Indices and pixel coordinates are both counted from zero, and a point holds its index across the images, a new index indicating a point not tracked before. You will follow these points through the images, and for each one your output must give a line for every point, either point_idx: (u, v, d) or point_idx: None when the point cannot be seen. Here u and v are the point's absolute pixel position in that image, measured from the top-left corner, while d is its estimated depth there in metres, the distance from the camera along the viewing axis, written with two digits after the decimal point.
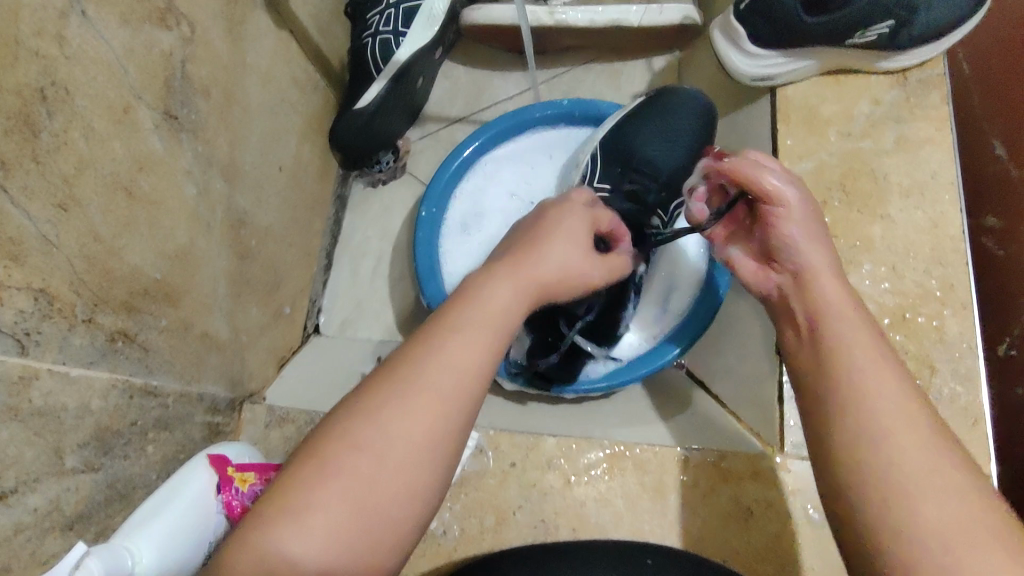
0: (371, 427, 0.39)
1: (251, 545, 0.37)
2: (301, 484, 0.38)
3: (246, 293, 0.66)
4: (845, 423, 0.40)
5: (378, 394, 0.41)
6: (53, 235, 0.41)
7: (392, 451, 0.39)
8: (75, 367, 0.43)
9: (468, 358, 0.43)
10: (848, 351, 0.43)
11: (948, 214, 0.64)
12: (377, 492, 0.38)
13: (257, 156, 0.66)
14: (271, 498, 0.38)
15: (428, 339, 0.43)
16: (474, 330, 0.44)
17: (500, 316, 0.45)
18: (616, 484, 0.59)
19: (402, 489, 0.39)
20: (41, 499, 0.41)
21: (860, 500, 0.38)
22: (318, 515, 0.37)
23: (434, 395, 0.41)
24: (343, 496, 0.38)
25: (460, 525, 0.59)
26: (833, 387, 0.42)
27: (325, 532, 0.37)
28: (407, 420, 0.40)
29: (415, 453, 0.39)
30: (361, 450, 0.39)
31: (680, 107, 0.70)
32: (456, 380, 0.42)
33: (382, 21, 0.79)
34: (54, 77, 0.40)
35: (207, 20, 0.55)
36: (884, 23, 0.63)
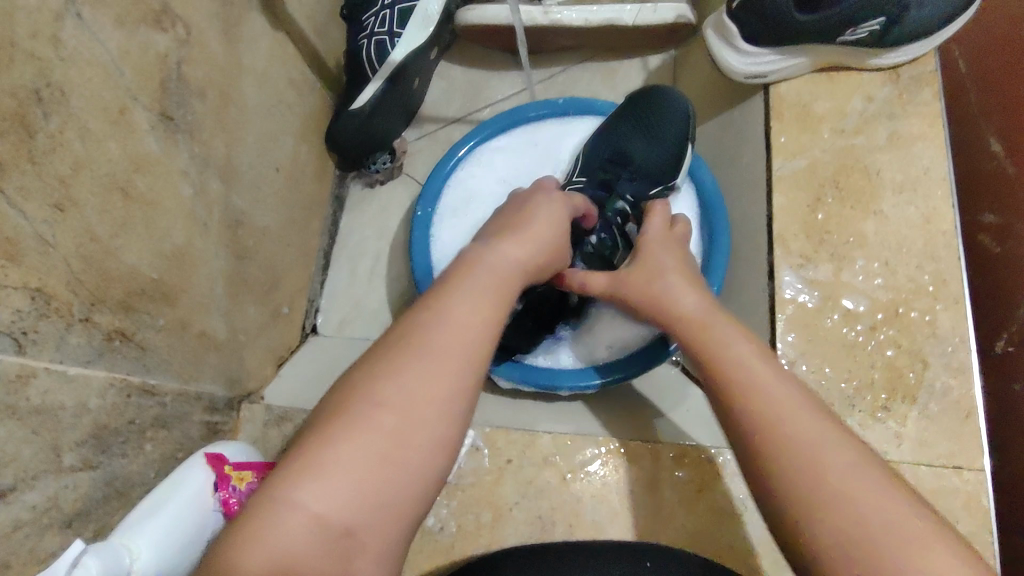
0: (387, 383, 0.40)
1: (273, 507, 0.36)
2: (318, 443, 0.37)
3: (245, 293, 0.67)
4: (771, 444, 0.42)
5: (389, 356, 0.41)
6: (49, 236, 0.41)
7: (407, 408, 0.39)
8: (73, 365, 0.44)
9: (475, 318, 0.43)
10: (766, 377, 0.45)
11: (940, 209, 0.64)
12: (396, 450, 0.38)
13: (253, 157, 0.67)
14: (292, 456, 0.38)
15: (432, 301, 0.44)
16: (474, 289, 0.45)
17: (501, 279, 0.47)
18: (611, 480, 0.60)
19: (418, 440, 0.39)
20: (39, 496, 0.41)
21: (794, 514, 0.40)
22: (339, 472, 0.37)
23: (443, 352, 0.41)
24: (363, 453, 0.37)
25: (456, 521, 0.59)
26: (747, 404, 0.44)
27: (347, 485, 0.37)
28: (418, 377, 0.40)
29: (429, 410, 0.40)
30: (374, 411, 0.39)
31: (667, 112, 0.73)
32: (464, 335, 0.42)
33: (377, 22, 0.80)
34: (49, 79, 0.40)
35: (202, 21, 0.56)
36: (874, 20, 0.63)
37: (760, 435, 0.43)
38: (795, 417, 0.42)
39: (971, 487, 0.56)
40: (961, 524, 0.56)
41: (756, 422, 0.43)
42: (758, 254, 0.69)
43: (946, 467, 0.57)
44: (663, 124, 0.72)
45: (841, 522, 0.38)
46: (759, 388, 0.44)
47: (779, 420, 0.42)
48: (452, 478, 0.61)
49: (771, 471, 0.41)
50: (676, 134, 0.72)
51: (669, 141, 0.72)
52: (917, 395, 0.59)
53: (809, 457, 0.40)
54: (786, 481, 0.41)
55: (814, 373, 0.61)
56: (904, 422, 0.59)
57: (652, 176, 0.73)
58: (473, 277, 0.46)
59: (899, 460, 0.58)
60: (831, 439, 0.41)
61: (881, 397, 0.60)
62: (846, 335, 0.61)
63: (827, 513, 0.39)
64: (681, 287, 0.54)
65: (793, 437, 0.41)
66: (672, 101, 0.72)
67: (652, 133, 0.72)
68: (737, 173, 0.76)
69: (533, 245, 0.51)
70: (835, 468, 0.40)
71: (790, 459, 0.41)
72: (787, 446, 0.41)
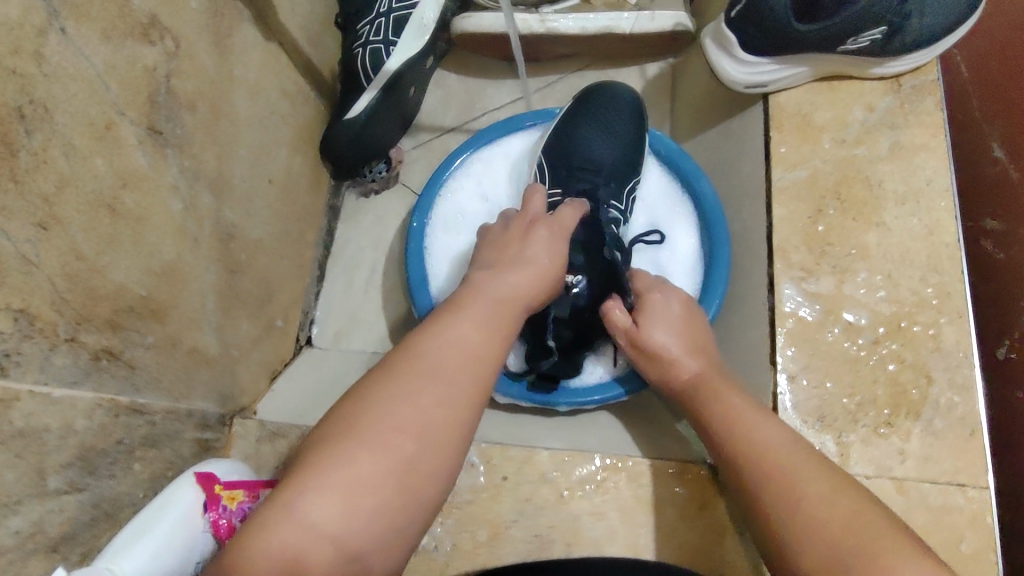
0: (401, 407, 0.43)
1: (282, 517, 0.38)
2: (328, 457, 0.41)
3: (238, 307, 0.66)
4: (768, 481, 0.47)
5: (393, 377, 0.44)
6: (33, 255, 0.40)
7: (410, 426, 0.42)
8: (58, 387, 0.43)
9: (472, 344, 0.47)
10: (756, 418, 0.51)
11: (943, 221, 0.63)
12: (401, 465, 0.41)
13: (246, 170, 0.66)
14: (307, 467, 0.41)
15: (433, 327, 0.48)
16: (472, 315, 0.49)
17: (500, 306, 0.50)
18: (609, 497, 0.59)
19: (427, 467, 0.42)
20: (24, 521, 0.40)
21: (792, 539, 0.43)
22: (347, 484, 0.40)
23: (443, 375, 0.45)
24: (369, 467, 0.41)
25: (452, 540, 0.58)
26: (742, 447, 0.50)
27: (359, 504, 0.40)
28: (419, 398, 0.43)
29: (436, 438, 0.43)
30: (378, 430, 0.42)
31: (614, 105, 0.77)
32: (464, 360, 0.46)
33: (372, 31, 0.80)
34: (32, 95, 0.40)
35: (192, 34, 0.55)
36: (876, 29, 0.62)
37: (752, 482, 0.48)
38: (782, 457, 0.48)
39: (976, 504, 0.55)
40: (967, 542, 0.55)
41: (748, 469, 0.49)
42: (760, 266, 0.68)
43: (950, 484, 0.56)
44: (619, 116, 0.76)
45: (826, 535, 0.42)
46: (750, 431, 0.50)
47: (767, 458, 0.48)
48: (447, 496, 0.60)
49: (761, 511, 0.46)
50: (631, 122, 0.76)
51: (627, 128, 0.76)
52: (920, 411, 0.58)
53: (784, 491, 0.46)
54: (782, 515, 0.45)
55: (816, 387, 0.60)
56: (907, 439, 0.58)
57: (626, 166, 0.75)
58: (471, 305, 0.49)
59: (902, 476, 0.56)
60: (802, 474, 0.46)
61: (884, 412, 0.58)
62: (848, 350, 0.60)
63: (795, 540, 0.43)
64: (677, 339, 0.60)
65: (774, 475, 0.47)
66: (615, 94, 0.78)
67: (610, 125, 0.75)
68: (737, 184, 0.75)
69: (529, 276, 0.52)
70: (806, 497, 0.44)
71: (785, 489, 0.46)
72: (770, 487, 0.46)
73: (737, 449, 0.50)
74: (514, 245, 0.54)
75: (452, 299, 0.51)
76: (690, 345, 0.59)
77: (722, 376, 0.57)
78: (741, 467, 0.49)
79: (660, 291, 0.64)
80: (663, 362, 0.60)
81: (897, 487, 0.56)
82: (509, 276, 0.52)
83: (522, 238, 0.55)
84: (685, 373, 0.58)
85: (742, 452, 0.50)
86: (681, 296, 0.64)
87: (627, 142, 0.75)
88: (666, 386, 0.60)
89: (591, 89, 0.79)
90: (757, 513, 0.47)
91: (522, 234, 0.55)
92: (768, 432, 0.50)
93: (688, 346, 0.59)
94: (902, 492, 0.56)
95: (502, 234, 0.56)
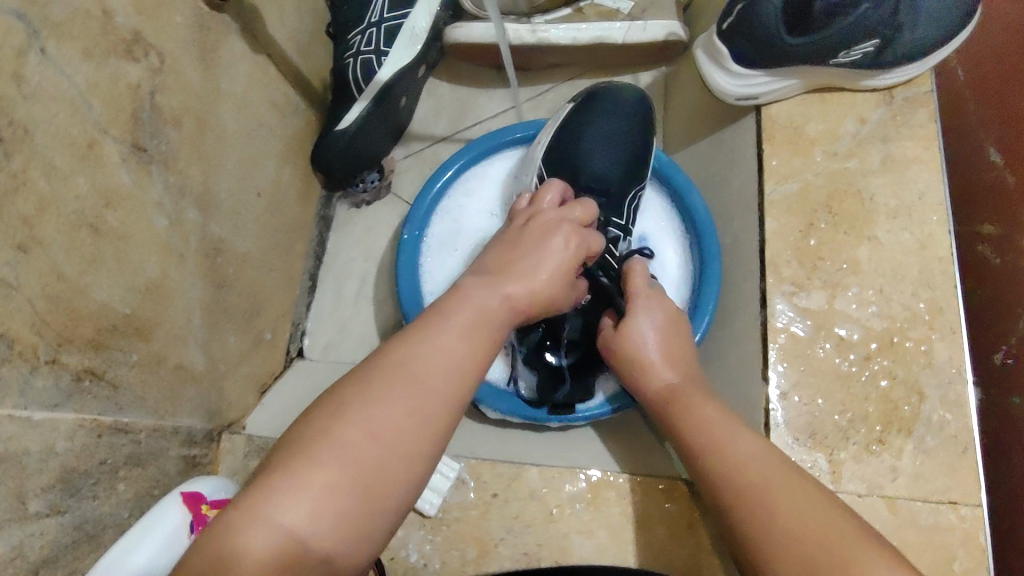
0: (375, 408, 0.40)
1: (245, 522, 0.36)
2: (296, 459, 0.38)
3: (225, 321, 0.65)
4: (746, 490, 0.45)
5: (372, 380, 0.41)
6: (12, 278, 0.40)
7: (385, 430, 0.39)
8: (39, 410, 0.42)
9: (458, 349, 0.44)
10: (728, 424, 0.50)
11: (936, 235, 0.63)
12: (373, 471, 0.38)
13: (234, 183, 0.65)
14: (272, 468, 0.38)
15: (419, 329, 0.45)
16: (460, 317, 0.45)
17: (493, 310, 0.47)
18: (598, 515, 0.59)
19: (399, 472, 0.39)
20: (4, 546, 0.40)
21: (770, 549, 0.42)
22: (314, 488, 0.37)
23: (424, 379, 0.42)
24: (338, 472, 0.38)
25: (440, 558, 0.58)
26: (717, 456, 0.48)
27: (325, 509, 0.37)
28: (396, 401, 0.40)
29: (409, 442, 0.40)
30: (352, 433, 0.39)
31: (614, 110, 0.76)
32: (448, 366, 0.43)
33: (363, 41, 0.79)
34: (11, 117, 0.39)
35: (177, 48, 0.55)
36: (870, 42, 0.61)
37: (729, 491, 0.47)
38: (756, 469, 0.46)
39: (969, 523, 0.55)
40: (959, 561, 0.55)
41: (724, 484, 0.47)
42: (751, 279, 0.67)
43: (943, 502, 0.56)
44: (613, 120, 0.75)
45: (807, 542, 0.40)
46: (725, 439, 0.49)
47: (741, 467, 0.47)
48: (436, 512, 0.59)
49: (738, 526, 0.45)
50: (636, 131, 0.76)
51: (622, 130, 0.75)
52: (913, 427, 0.58)
53: (761, 505, 0.44)
54: (761, 527, 0.43)
55: (806, 404, 0.59)
56: (899, 456, 0.57)
57: (630, 175, 0.74)
58: (459, 307, 0.46)
59: (894, 494, 0.56)
60: (780, 482, 0.44)
61: (876, 428, 0.58)
62: (839, 366, 0.60)
63: (771, 554, 0.42)
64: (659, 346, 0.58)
65: (749, 488, 0.45)
66: (616, 99, 0.78)
67: (614, 135, 0.74)
68: (726, 196, 0.75)
69: (534, 282, 0.50)
70: (785, 505, 0.43)
71: (764, 497, 0.44)
72: (748, 496, 0.45)
73: (713, 457, 0.49)
74: (515, 251, 0.52)
75: (442, 299, 0.48)
76: (669, 355, 0.58)
77: (697, 388, 0.55)
78: (717, 477, 0.48)
79: (645, 297, 0.60)
80: (637, 370, 0.58)
81: (888, 505, 0.56)
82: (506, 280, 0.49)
83: (536, 243, 0.53)
84: (659, 382, 0.56)
85: (717, 465, 0.48)
86: (665, 307, 0.60)
87: (631, 151, 0.74)
88: (637, 391, 0.59)
89: (592, 95, 0.78)
90: (735, 523, 0.45)
91: (536, 240, 0.53)
92: (743, 444, 0.48)
93: (666, 355, 0.58)
94: (894, 510, 0.56)
95: (516, 238, 0.54)
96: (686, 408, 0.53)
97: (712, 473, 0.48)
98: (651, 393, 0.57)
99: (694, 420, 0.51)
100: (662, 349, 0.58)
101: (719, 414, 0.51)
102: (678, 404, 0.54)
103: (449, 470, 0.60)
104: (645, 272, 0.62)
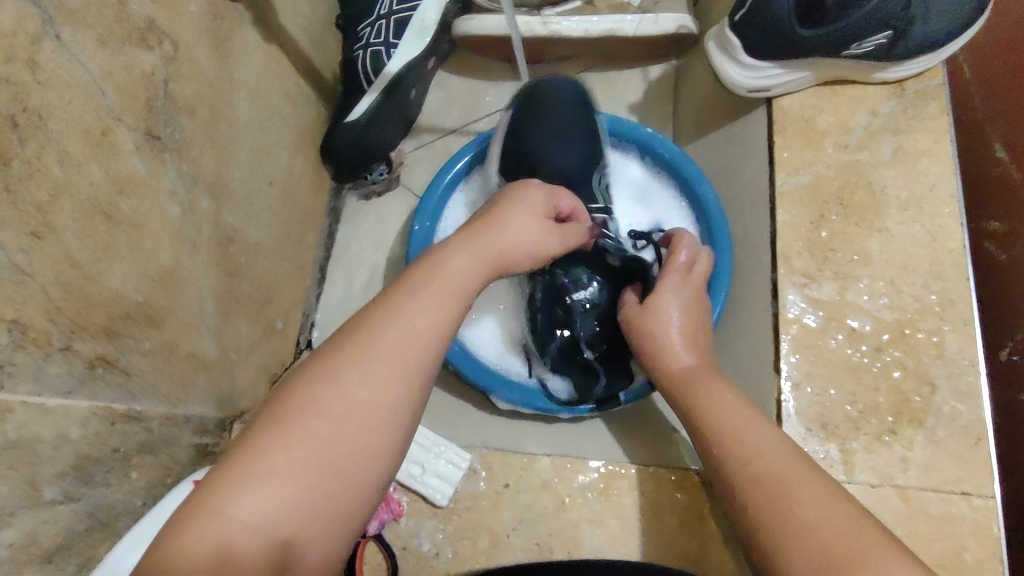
0: (335, 386, 0.38)
1: (203, 518, 0.34)
2: (258, 447, 0.36)
3: (237, 310, 0.65)
4: (757, 481, 0.45)
5: (333, 356, 0.39)
6: (25, 264, 0.40)
7: (349, 420, 0.38)
8: (52, 397, 0.42)
9: (426, 325, 0.42)
10: (746, 416, 0.50)
11: (947, 227, 0.62)
12: (338, 465, 0.37)
13: (246, 172, 0.65)
14: (232, 458, 0.36)
15: (383, 304, 0.42)
16: (431, 293, 0.43)
17: (468, 283, 0.45)
18: (610, 505, 0.63)
19: (366, 451, 0.38)
20: (18, 533, 0.39)
21: (778, 541, 0.41)
22: (276, 477, 0.35)
23: (391, 360, 0.40)
24: (301, 465, 0.36)
25: (452, 547, 0.62)
26: (730, 448, 0.48)
27: (287, 500, 0.35)
28: (360, 383, 0.38)
29: (378, 419, 0.38)
30: (315, 422, 0.37)
31: (562, 97, 0.73)
32: (416, 346, 0.41)
33: (374, 32, 0.80)
34: (25, 103, 0.39)
35: (191, 37, 0.55)
36: (880, 35, 0.61)
37: (742, 482, 0.46)
38: (771, 461, 0.46)
39: (980, 514, 0.55)
40: (970, 552, 0.55)
41: (736, 475, 0.47)
42: (762, 272, 0.67)
43: (954, 493, 0.56)
44: (565, 109, 0.73)
45: (816, 536, 0.40)
46: (740, 431, 0.48)
47: (754, 460, 0.46)
48: (448, 503, 0.64)
49: (748, 516, 0.44)
50: (580, 114, 0.73)
51: (576, 120, 0.73)
52: (923, 419, 0.58)
53: (773, 495, 0.43)
54: (769, 519, 0.43)
55: (818, 394, 0.59)
56: (911, 447, 0.57)
57: (591, 160, 0.73)
58: (432, 280, 0.44)
59: (905, 484, 0.56)
60: (794, 474, 0.44)
61: (887, 419, 0.58)
62: (851, 357, 0.60)
63: (779, 545, 0.41)
64: (682, 327, 0.58)
65: (762, 479, 0.45)
66: (553, 84, 0.74)
67: (567, 128, 0.72)
68: (738, 186, 0.75)
69: (503, 244, 0.49)
70: (797, 499, 0.42)
71: (774, 489, 0.44)
72: (759, 487, 0.45)
73: (726, 449, 0.48)
74: (500, 212, 0.51)
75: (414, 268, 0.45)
76: (692, 337, 0.58)
77: (713, 374, 0.55)
78: (729, 469, 0.48)
79: (678, 279, 0.61)
80: (655, 346, 0.58)
81: (900, 495, 0.56)
82: (483, 242, 0.48)
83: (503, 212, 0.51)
84: (677, 363, 0.56)
85: (732, 457, 0.48)
86: (695, 292, 0.61)
87: (586, 134, 0.73)
88: (655, 371, 0.59)
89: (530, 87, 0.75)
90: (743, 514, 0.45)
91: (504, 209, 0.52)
92: (760, 437, 0.48)
93: (688, 336, 0.58)
94: (905, 500, 0.56)
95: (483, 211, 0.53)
96: (701, 397, 0.52)
97: (726, 463, 0.48)
98: (666, 370, 0.57)
99: (709, 410, 0.51)
100: (684, 328, 0.58)
101: (744, 409, 0.50)
102: (696, 394, 0.53)
103: (462, 462, 0.65)
104: (687, 254, 0.62)
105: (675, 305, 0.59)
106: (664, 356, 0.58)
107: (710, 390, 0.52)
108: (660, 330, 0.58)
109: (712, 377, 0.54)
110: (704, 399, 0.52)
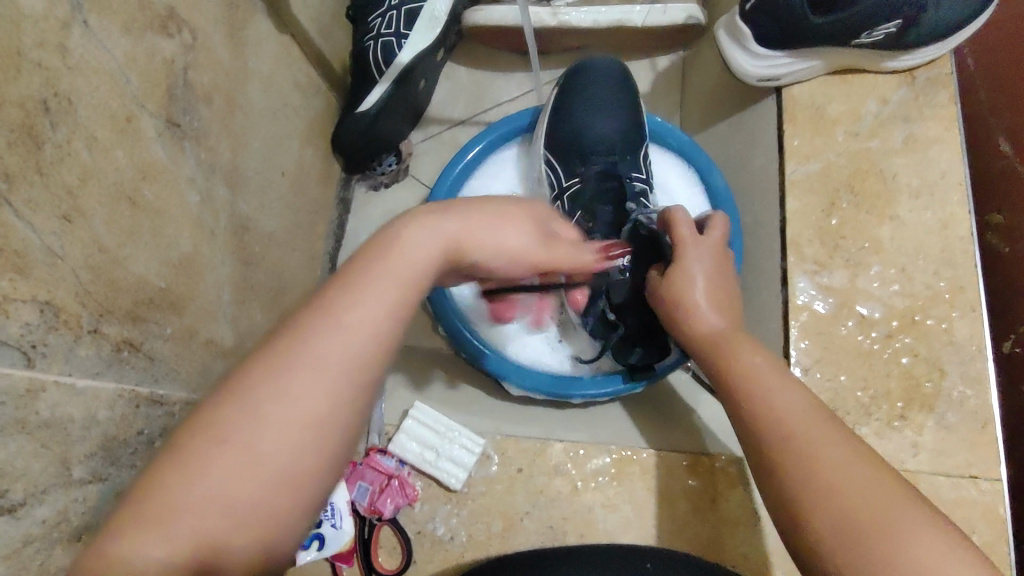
0: (291, 388, 0.34)
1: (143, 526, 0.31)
2: (203, 447, 0.33)
3: (251, 297, 0.66)
4: (784, 441, 0.45)
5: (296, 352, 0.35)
6: (58, 247, 0.40)
7: (286, 437, 0.33)
8: (82, 378, 0.43)
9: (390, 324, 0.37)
10: (772, 374, 0.49)
11: (957, 214, 0.63)
12: (275, 485, 0.33)
13: (260, 162, 0.66)
14: (174, 456, 0.32)
15: (326, 303, 0.36)
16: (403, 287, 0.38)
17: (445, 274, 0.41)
18: (622, 490, 0.65)
19: (311, 464, 0.34)
20: (49, 510, 0.40)
21: (801, 502, 0.42)
22: (220, 487, 0.32)
23: (351, 363, 0.35)
24: (243, 475, 0.33)
25: (467, 531, 0.64)
26: (755, 404, 0.48)
27: (227, 510, 0.32)
28: (318, 388, 0.34)
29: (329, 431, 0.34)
30: (237, 445, 0.33)
31: (589, 80, 0.79)
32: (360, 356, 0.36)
33: (384, 23, 0.79)
34: (57, 88, 0.39)
35: (209, 26, 0.55)
36: (890, 23, 0.61)
37: (765, 440, 0.46)
38: (797, 420, 0.46)
39: (989, 497, 0.57)
40: (980, 535, 0.56)
41: (762, 432, 0.47)
42: (772, 260, 0.68)
43: (964, 476, 0.57)
44: (602, 88, 0.78)
45: (837, 503, 0.41)
46: (764, 392, 0.48)
47: (778, 418, 0.47)
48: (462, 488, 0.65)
49: (772, 471, 0.45)
50: (616, 93, 0.78)
51: (612, 95, 0.78)
52: (934, 404, 0.59)
53: (800, 457, 0.44)
54: (794, 478, 0.43)
55: (828, 380, 0.60)
56: (921, 432, 0.58)
57: (628, 136, 0.77)
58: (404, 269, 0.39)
59: (915, 469, 0.58)
60: (819, 436, 0.44)
61: (897, 405, 0.59)
62: (861, 343, 0.61)
63: (803, 505, 0.42)
64: (707, 291, 0.57)
65: (789, 436, 0.45)
66: (592, 67, 0.80)
67: (601, 102, 0.78)
68: (748, 176, 0.76)
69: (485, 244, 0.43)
70: (823, 462, 0.43)
71: (799, 449, 0.44)
72: (784, 443, 0.45)
73: (749, 406, 0.48)
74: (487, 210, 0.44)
75: (364, 254, 0.39)
76: (718, 300, 0.57)
77: (744, 335, 0.55)
78: (752, 424, 0.48)
79: (693, 244, 0.58)
80: (683, 313, 0.57)
81: (909, 479, 0.57)
82: (460, 223, 0.42)
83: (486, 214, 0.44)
84: (704, 325, 0.56)
85: (757, 414, 0.48)
86: (714, 256, 0.59)
87: (624, 114, 0.78)
88: (683, 335, 0.58)
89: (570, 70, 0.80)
90: (768, 473, 0.46)
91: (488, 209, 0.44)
92: (789, 398, 0.47)
93: (714, 299, 0.57)
94: (915, 483, 0.57)
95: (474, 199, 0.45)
96: (726, 357, 0.53)
97: (749, 422, 0.49)
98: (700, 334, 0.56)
99: (734, 369, 0.51)
100: (712, 294, 0.57)
101: (769, 368, 0.50)
102: (719, 357, 0.53)
103: (475, 448, 0.66)
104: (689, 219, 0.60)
105: (700, 270, 0.57)
106: (699, 322, 0.57)
107: (742, 354, 0.52)
108: (689, 296, 0.57)
109: (736, 336, 0.54)
110: (727, 359, 0.52)
